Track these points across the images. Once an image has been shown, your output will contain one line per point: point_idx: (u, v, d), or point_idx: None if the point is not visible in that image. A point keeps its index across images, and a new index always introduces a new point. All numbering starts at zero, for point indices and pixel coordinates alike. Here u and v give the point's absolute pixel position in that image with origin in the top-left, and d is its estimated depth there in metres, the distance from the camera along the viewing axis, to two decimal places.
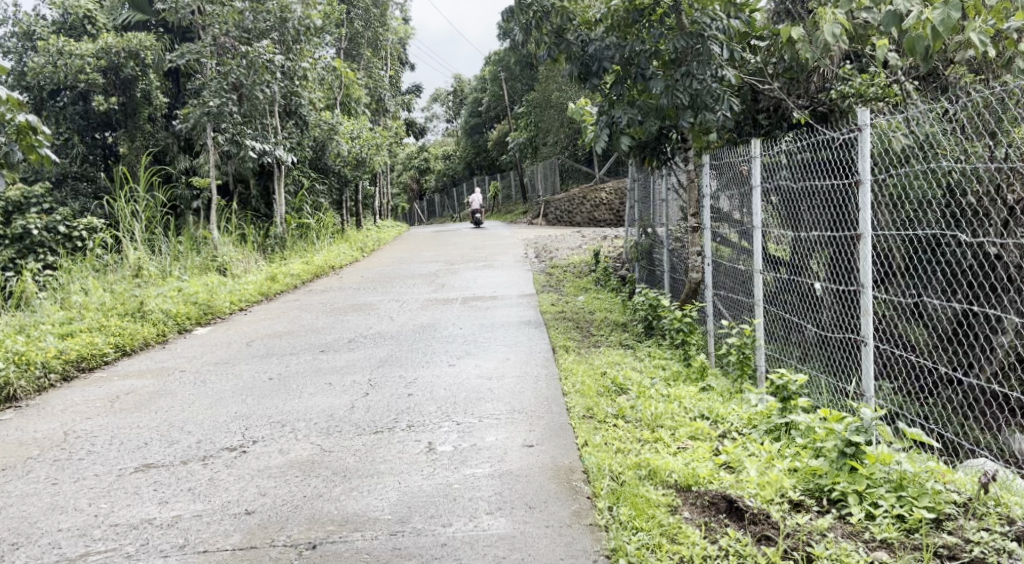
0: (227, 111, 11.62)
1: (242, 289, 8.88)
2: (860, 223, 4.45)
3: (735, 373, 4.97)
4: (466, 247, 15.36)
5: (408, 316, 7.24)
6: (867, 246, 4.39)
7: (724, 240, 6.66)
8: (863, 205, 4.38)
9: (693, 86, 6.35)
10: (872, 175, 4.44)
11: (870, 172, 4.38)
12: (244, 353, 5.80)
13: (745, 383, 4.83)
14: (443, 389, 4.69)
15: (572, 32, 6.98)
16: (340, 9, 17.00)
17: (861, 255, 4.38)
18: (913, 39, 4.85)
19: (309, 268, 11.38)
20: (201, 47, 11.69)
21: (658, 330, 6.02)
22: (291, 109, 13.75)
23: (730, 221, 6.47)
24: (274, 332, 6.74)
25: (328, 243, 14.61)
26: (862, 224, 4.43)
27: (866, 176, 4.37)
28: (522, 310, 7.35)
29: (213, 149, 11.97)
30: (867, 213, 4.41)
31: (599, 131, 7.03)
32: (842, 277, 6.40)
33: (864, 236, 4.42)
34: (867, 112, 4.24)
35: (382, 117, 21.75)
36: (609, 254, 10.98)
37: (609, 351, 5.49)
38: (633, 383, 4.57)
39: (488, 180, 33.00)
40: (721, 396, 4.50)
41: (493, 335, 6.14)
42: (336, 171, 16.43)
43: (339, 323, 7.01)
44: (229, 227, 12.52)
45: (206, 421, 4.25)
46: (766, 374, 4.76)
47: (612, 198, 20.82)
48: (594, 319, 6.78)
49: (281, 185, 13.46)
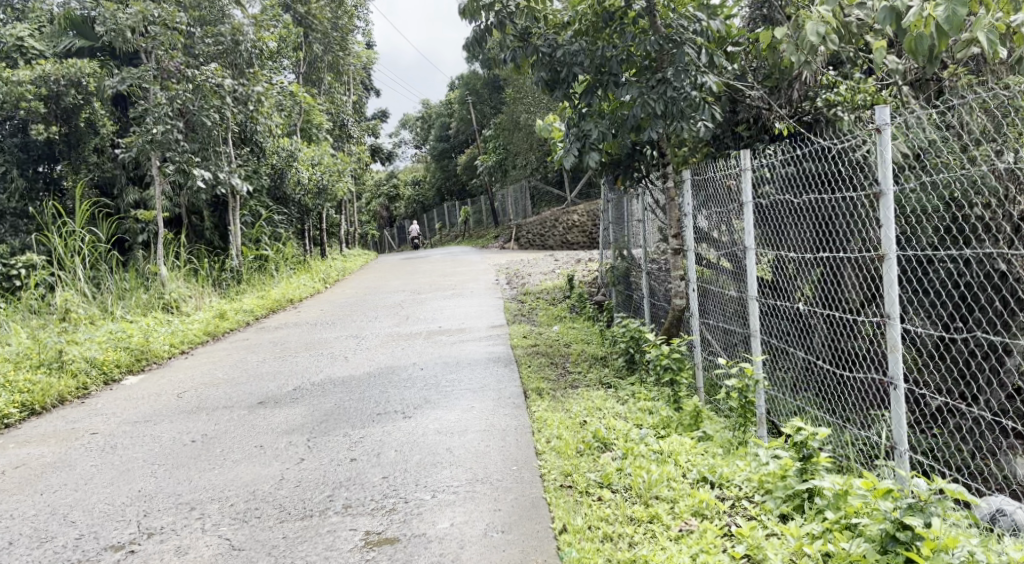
0: (174, 138, 10.82)
1: (185, 329, 8.12)
2: (883, 240, 3.91)
3: (736, 420, 4.31)
4: (434, 275, 14.65)
5: (365, 356, 6.56)
6: (893, 266, 3.86)
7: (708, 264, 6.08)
8: (886, 221, 3.84)
9: (668, 94, 5.78)
10: (894, 185, 3.92)
11: (893, 181, 3.85)
12: (170, 408, 5.08)
13: (748, 432, 4.19)
14: (393, 451, 4.01)
15: (539, 36, 6.41)
16: (297, 32, 16.41)
17: (886, 279, 3.84)
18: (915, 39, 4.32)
19: (265, 303, 10.65)
20: (144, 72, 10.78)
21: (641, 366, 5.41)
22: (246, 137, 13.13)
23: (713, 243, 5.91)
24: (213, 380, 6.02)
25: (289, 274, 13.85)
26: (886, 241, 3.89)
27: (888, 186, 3.85)
28: (491, 345, 6.69)
29: (159, 181, 11.06)
30: (891, 228, 3.87)
31: (569, 145, 6.37)
32: (838, 299, 6.02)
33: (887, 255, 3.92)
34: (888, 107, 3.73)
35: (347, 143, 21.11)
36: (583, 279, 10.39)
37: (588, 392, 4.86)
38: (618, 436, 3.93)
39: (458, 205, 32.43)
40: (722, 449, 3.89)
41: (458, 378, 5.46)
42: (297, 201, 15.72)
43: (287, 368, 6.29)
44: (179, 262, 11.74)
45: (95, 507, 3.54)
46: (768, 420, 4.12)
47: (584, 220, 20.33)
48: (569, 353, 6.15)
49: (236, 216, 12.75)
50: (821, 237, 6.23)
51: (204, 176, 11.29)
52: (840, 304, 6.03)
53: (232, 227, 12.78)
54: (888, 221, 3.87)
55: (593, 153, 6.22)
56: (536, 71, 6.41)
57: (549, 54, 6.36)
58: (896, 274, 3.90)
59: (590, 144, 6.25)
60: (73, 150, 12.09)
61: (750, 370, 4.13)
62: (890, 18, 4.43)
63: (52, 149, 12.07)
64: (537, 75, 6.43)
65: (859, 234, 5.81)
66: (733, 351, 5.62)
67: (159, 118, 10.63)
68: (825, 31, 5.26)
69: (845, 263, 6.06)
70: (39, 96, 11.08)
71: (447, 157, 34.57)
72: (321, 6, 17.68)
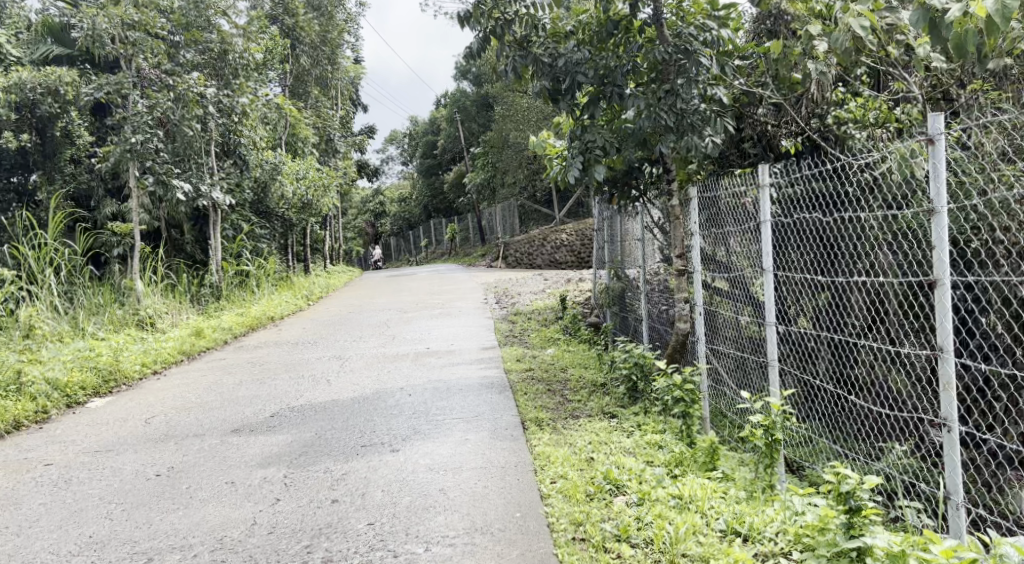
0: (153, 148, 10.37)
1: (159, 348, 7.71)
2: (935, 265, 3.69)
3: (759, 459, 4.00)
4: (421, 293, 14.26)
5: (349, 380, 6.17)
6: (946, 293, 3.63)
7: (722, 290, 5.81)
8: (938, 242, 3.61)
9: (678, 105, 5.61)
10: (947, 201, 3.69)
11: (945, 196, 3.64)
12: (136, 435, 4.69)
13: (773, 474, 3.91)
14: (380, 492, 3.64)
15: (538, 45, 6.11)
16: (284, 44, 16.09)
17: (940, 309, 3.62)
18: (962, 36, 4.09)
19: (244, 321, 10.23)
20: (121, 80, 10.30)
21: (646, 395, 5.08)
22: (229, 148, 12.75)
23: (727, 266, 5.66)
24: (185, 404, 5.61)
25: (270, 291, 13.41)
26: (939, 265, 3.65)
27: (941, 204, 3.62)
28: (483, 369, 6.32)
29: (136, 193, 10.59)
30: (944, 250, 3.63)
31: (571, 159, 6.07)
32: (844, 325, 5.85)
33: (940, 281, 3.68)
34: (940, 115, 3.57)
35: (333, 158, 20.69)
36: (576, 299, 10.06)
37: (592, 424, 4.50)
38: (632, 479, 3.60)
39: (444, 222, 32.09)
40: (747, 495, 3.60)
41: (449, 405, 5.08)
42: (280, 215, 15.31)
43: (266, 392, 5.90)
44: (156, 276, 11.30)
45: (38, 557, 3.16)
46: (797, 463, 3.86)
47: (573, 239, 20.07)
48: (567, 379, 5.79)
49: (217, 229, 12.35)
50: (824, 260, 6.05)
51: (184, 188, 10.88)
52: (845, 329, 5.86)
53: (213, 241, 12.36)
54: (941, 242, 3.63)
55: (596, 169, 5.93)
56: (536, 81, 6.10)
57: (548, 64, 6.02)
58: (949, 301, 3.65)
59: (593, 158, 5.96)
60: (49, 160, 11.64)
61: (778, 404, 3.82)
62: (925, 19, 4.13)
63: (27, 159, 11.61)
64: (537, 86, 6.10)
65: (868, 257, 5.59)
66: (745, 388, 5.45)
67: (138, 126, 10.20)
68: (868, 28, 4.87)
69: (850, 286, 5.85)
70: (13, 104, 10.62)
71: (434, 174, 34.31)
72: (309, 19, 17.39)
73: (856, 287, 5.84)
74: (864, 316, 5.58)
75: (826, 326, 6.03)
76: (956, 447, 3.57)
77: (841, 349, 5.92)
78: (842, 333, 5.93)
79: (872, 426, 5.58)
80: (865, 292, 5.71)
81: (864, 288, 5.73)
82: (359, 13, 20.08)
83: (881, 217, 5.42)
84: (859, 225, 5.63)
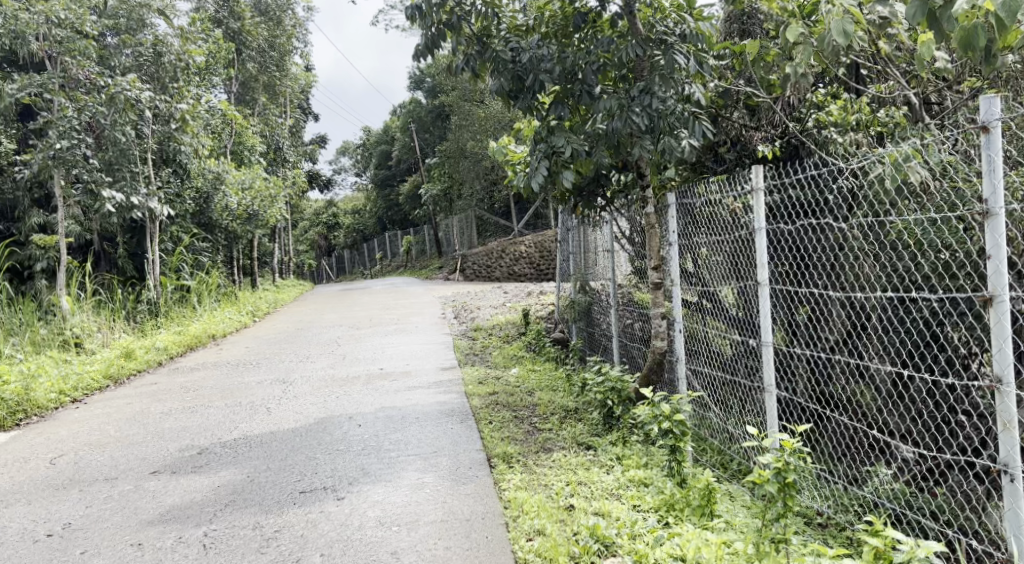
0: (80, 154, 9.47)
1: (81, 373, 6.98)
2: (993, 277, 3.35)
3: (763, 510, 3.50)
4: (375, 308, 13.62)
5: (292, 407, 5.56)
6: (1006, 315, 3.32)
7: (711, 309, 5.36)
8: (997, 249, 3.31)
9: (653, 106, 5.15)
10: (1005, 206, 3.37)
11: (1003, 198, 3.31)
12: (35, 479, 4.05)
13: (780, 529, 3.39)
14: (320, 557, 3.12)
15: (499, 39, 5.58)
16: (229, 48, 15.34)
17: (1000, 329, 3.32)
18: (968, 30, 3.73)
19: (182, 340, 9.48)
20: (46, 81, 9.31)
21: (623, 424, 4.59)
22: (169, 156, 11.94)
23: (715, 283, 5.24)
24: (99, 438, 4.95)
25: (213, 307, 12.58)
26: (997, 278, 3.33)
27: (999, 208, 3.30)
28: (442, 393, 5.76)
29: (62, 204, 9.72)
30: (1001, 257, 3.32)
31: (536, 164, 5.54)
32: (823, 341, 5.49)
33: (998, 297, 3.35)
34: (997, 99, 3.26)
35: (282, 167, 20.12)
36: (539, 313, 9.57)
37: (567, 462, 4.00)
38: (620, 541, 3.15)
39: (399, 235, 31.40)
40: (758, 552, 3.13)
41: (405, 438, 4.52)
42: (224, 228, 14.49)
43: (196, 423, 5.26)
44: (85, 293, 10.46)
45: None
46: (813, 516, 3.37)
47: (532, 251, 19.62)
48: (535, 404, 5.28)
49: (154, 243, 11.54)
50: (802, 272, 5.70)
51: (117, 199, 10.05)
52: (823, 346, 5.50)
53: (150, 254, 11.54)
54: (998, 250, 3.32)
55: (564, 174, 5.44)
56: (496, 77, 5.51)
57: (512, 59, 5.45)
58: (1007, 322, 3.33)
59: (560, 162, 5.45)
60: None
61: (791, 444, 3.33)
62: (924, 13, 3.76)
63: None
64: (496, 82, 5.51)
65: (848, 268, 5.19)
66: (732, 413, 5.01)
67: (65, 131, 9.30)
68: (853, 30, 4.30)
69: (828, 299, 5.44)
70: None
71: (388, 185, 33.64)
72: (256, 23, 16.66)
73: (834, 299, 5.44)
74: (842, 329, 5.22)
75: (804, 341, 5.62)
76: (1018, 498, 3.34)
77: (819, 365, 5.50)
78: (820, 348, 5.53)
79: (854, 447, 5.20)
80: (843, 306, 5.30)
81: (842, 301, 5.32)
82: (308, 18, 19.37)
83: (861, 225, 5.01)
84: (838, 234, 5.22)
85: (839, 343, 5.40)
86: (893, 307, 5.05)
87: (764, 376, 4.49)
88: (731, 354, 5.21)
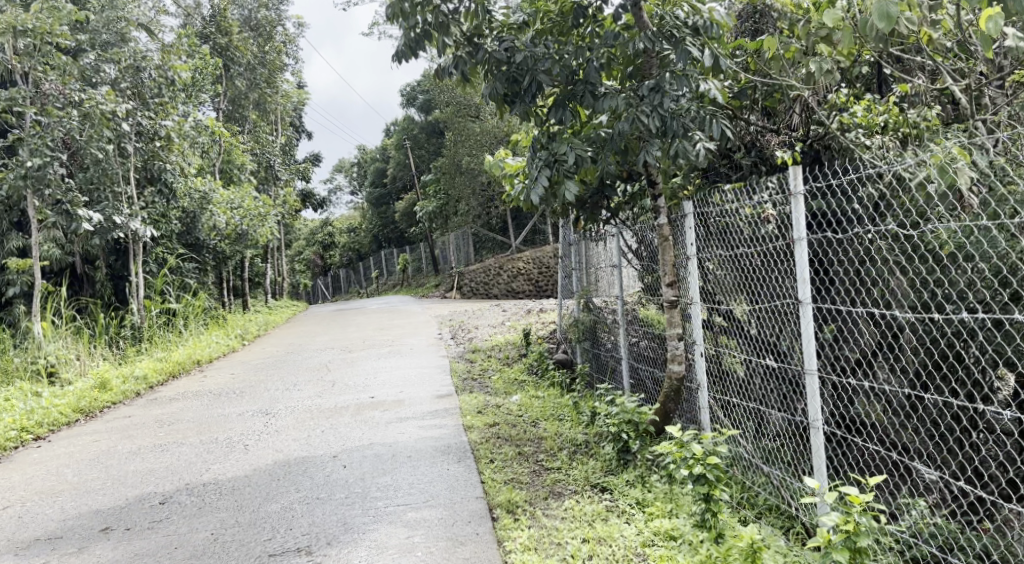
0: (54, 172, 8.93)
1: (48, 407, 6.47)
2: None
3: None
4: (369, 329, 13.09)
5: (272, 444, 5.04)
6: None
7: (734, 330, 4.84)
8: None
9: (664, 105, 4.70)
10: None
11: None
12: None
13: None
14: None
15: (491, 38, 5.08)
16: (217, 63, 14.93)
17: None
18: None
19: (163, 367, 8.97)
20: (13, 94, 8.85)
21: (640, 460, 4.10)
22: (152, 174, 11.41)
23: (741, 300, 4.72)
24: (51, 485, 4.44)
25: (200, 331, 12.00)
26: None
27: None
28: (436, 426, 5.22)
29: (36, 226, 9.18)
30: None
31: (535, 174, 5.03)
32: (849, 364, 4.93)
33: None
34: None
35: (273, 186, 19.62)
36: (540, 332, 9.07)
37: (580, 519, 3.53)
38: None
39: (395, 253, 30.91)
40: None
41: (392, 484, 4.04)
42: (212, 248, 14.00)
43: (162, 464, 4.74)
44: (62, 319, 9.94)
45: None
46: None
47: (530, 268, 19.17)
48: (540, 437, 4.77)
49: (135, 266, 10.93)
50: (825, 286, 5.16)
51: (95, 219, 9.51)
52: (850, 368, 4.96)
53: (132, 276, 10.97)
54: None
55: (567, 184, 4.92)
56: (490, 81, 5.03)
57: (505, 60, 4.94)
58: None
59: (564, 171, 4.93)
60: None
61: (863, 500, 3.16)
62: None
63: None
64: (491, 87, 5.03)
65: (873, 283, 4.65)
66: (771, 454, 4.47)
67: (37, 148, 8.77)
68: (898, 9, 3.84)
69: (854, 315, 4.90)
70: None
71: (383, 203, 33.21)
72: (244, 38, 16.29)
73: (855, 314, 4.92)
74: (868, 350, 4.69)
75: (827, 362, 5.09)
76: None
77: (840, 386, 4.98)
78: (845, 371, 4.99)
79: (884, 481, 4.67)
80: (866, 324, 4.77)
81: (866, 319, 4.79)
82: (299, 33, 18.98)
83: (889, 235, 4.47)
84: (863, 246, 4.69)
85: (865, 365, 4.85)
86: (924, 326, 4.49)
87: (808, 410, 3.98)
88: (755, 379, 4.68)
